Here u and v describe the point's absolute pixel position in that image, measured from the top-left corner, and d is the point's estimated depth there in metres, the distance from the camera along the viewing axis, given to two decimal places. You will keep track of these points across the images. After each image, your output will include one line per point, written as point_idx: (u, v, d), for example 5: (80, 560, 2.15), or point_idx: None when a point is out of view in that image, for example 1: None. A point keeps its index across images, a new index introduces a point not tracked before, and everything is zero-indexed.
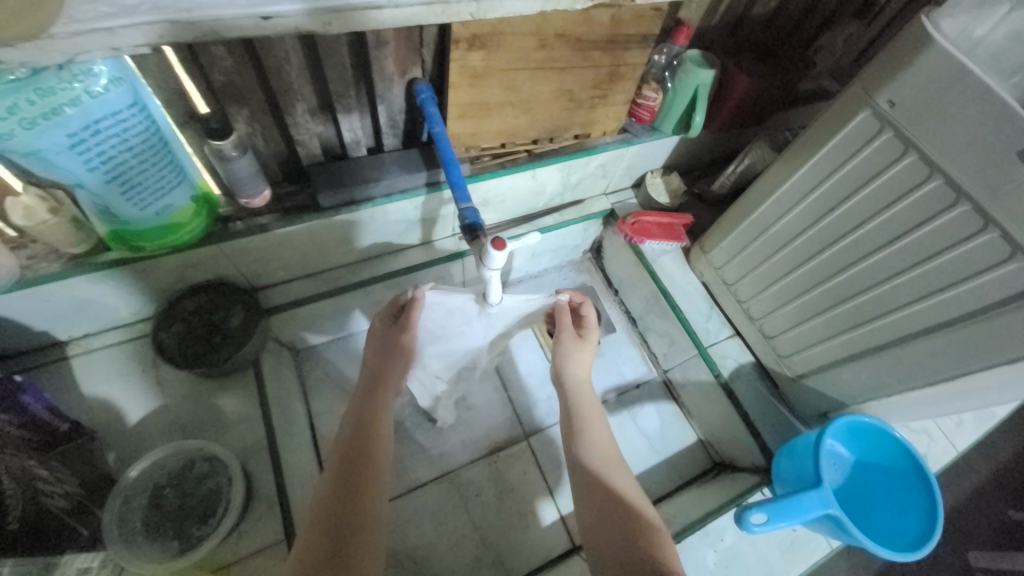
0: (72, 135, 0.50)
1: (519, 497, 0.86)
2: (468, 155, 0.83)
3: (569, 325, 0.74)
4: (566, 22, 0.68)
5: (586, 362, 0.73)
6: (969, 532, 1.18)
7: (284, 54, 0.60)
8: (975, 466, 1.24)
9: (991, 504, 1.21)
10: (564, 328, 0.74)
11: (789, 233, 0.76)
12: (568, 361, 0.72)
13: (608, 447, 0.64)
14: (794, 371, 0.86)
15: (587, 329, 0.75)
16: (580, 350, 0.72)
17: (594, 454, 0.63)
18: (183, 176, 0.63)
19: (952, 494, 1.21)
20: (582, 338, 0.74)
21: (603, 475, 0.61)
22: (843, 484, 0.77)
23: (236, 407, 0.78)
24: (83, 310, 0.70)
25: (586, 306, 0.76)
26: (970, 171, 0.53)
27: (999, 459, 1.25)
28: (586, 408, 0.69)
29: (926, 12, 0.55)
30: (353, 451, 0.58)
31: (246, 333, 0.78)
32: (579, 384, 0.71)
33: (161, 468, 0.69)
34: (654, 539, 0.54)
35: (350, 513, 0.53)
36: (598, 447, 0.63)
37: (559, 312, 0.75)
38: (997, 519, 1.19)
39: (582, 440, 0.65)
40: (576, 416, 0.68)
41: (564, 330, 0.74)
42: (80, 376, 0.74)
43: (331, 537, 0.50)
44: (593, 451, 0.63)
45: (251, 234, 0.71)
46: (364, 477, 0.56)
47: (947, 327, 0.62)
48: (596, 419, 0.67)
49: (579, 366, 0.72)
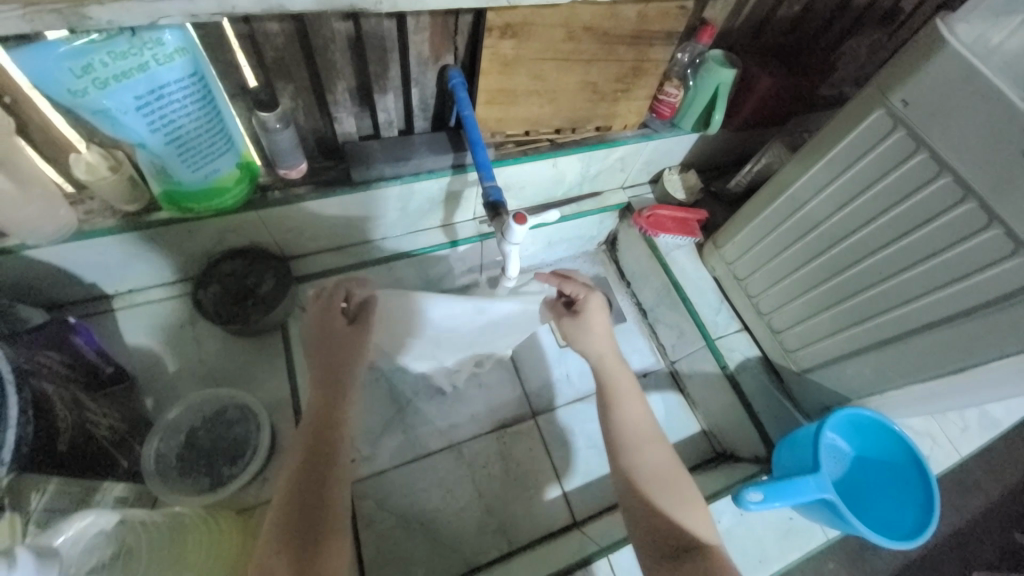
0: (139, 98, 0.56)
1: (525, 472, 0.90)
2: (494, 141, 0.87)
3: (562, 309, 0.76)
4: (594, 16, 0.72)
5: (595, 330, 0.72)
6: (975, 553, 1.18)
7: (329, 34, 0.65)
8: (984, 487, 1.24)
9: (998, 526, 1.21)
10: (559, 314, 0.77)
11: (803, 227, 0.78)
12: (585, 334, 0.72)
13: (640, 421, 0.65)
14: (800, 366, 0.88)
15: (585, 297, 0.74)
16: (589, 318, 0.73)
17: (625, 429, 0.64)
18: (232, 145, 0.67)
19: (958, 513, 1.20)
20: (579, 313, 0.74)
21: (630, 452, 0.62)
22: (842, 476, 0.79)
23: (264, 367, 0.83)
24: (130, 265, 0.76)
25: (567, 285, 0.75)
26: (978, 169, 0.55)
27: (1009, 482, 1.25)
28: (610, 375, 0.69)
29: (943, 16, 0.58)
30: (334, 413, 0.61)
31: (277, 297, 0.82)
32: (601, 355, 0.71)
33: (197, 412, 0.74)
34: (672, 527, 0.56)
35: (325, 468, 0.55)
36: (630, 420, 0.65)
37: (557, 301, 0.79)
38: (1004, 542, 1.20)
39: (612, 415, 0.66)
40: (603, 390, 0.68)
41: (560, 314, 0.77)
42: (124, 327, 0.80)
43: (305, 496, 0.52)
44: (621, 424, 0.65)
45: (288, 203, 0.76)
46: (341, 437, 0.59)
47: (948, 322, 0.64)
48: (624, 392, 0.67)
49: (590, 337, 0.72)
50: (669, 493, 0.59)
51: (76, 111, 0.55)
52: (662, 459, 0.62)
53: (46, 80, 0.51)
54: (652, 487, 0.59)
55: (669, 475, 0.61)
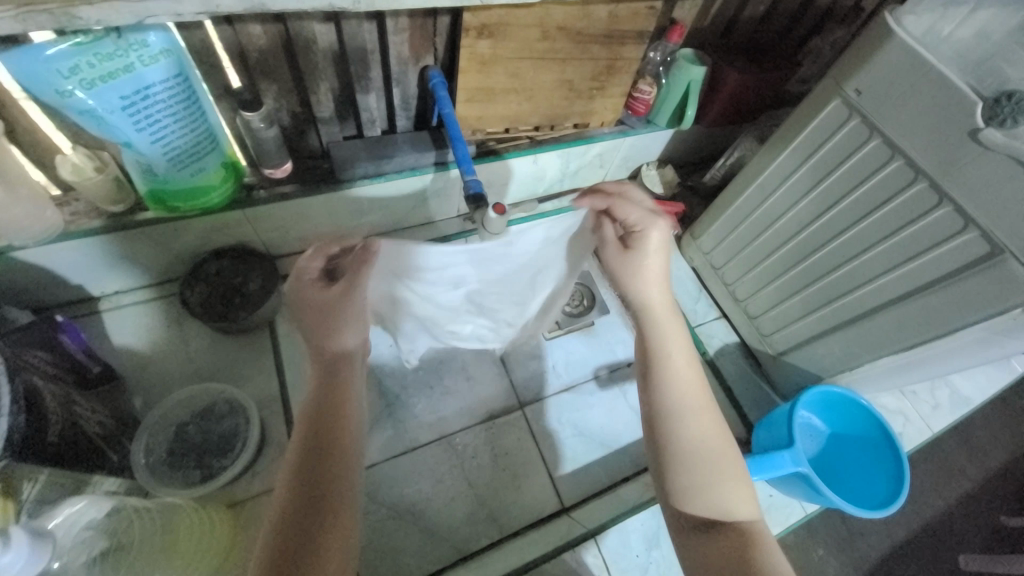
0: (125, 98, 0.57)
1: (513, 461, 0.91)
2: (475, 139, 0.89)
3: (612, 239, 0.67)
4: (567, 16, 0.75)
5: (643, 274, 0.64)
6: (961, 537, 1.20)
7: (312, 35, 0.67)
8: (966, 470, 1.28)
9: (982, 509, 1.24)
10: (608, 240, 0.67)
11: (772, 214, 0.81)
12: (638, 279, 0.64)
13: (689, 385, 0.60)
14: (776, 349, 0.91)
15: (641, 233, 0.64)
16: (645, 262, 0.64)
17: (675, 391, 0.59)
18: (216, 144, 0.69)
19: (942, 499, 1.23)
20: (630, 247, 0.64)
21: (681, 419, 0.58)
22: (818, 454, 0.83)
23: (252, 364, 0.83)
24: (116, 265, 0.77)
25: (617, 206, 0.64)
26: (925, 151, 0.59)
27: (989, 464, 1.29)
28: (663, 333, 0.63)
29: (890, 12, 0.62)
30: (335, 399, 0.60)
31: (265, 295, 0.83)
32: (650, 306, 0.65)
33: (186, 407, 0.74)
34: (720, 496, 0.55)
35: (327, 449, 0.55)
36: (683, 382, 0.60)
37: (599, 219, 0.68)
38: (988, 524, 1.23)
39: (659, 374, 0.61)
40: (653, 349, 0.63)
41: (606, 244, 0.67)
42: (110, 327, 0.80)
43: (303, 485, 0.52)
44: (671, 384, 0.60)
45: (274, 202, 0.78)
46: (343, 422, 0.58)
47: (910, 297, 0.67)
48: (675, 353, 0.62)
49: (636, 281, 0.64)
50: (715, 467, 0.56)
51: (62, 111, 0.56)
52: (710, 430, 0.58)
53: (35, 81, 0.53)
54: (701, 457, 0.56)
55: (720, 449, 0.57)
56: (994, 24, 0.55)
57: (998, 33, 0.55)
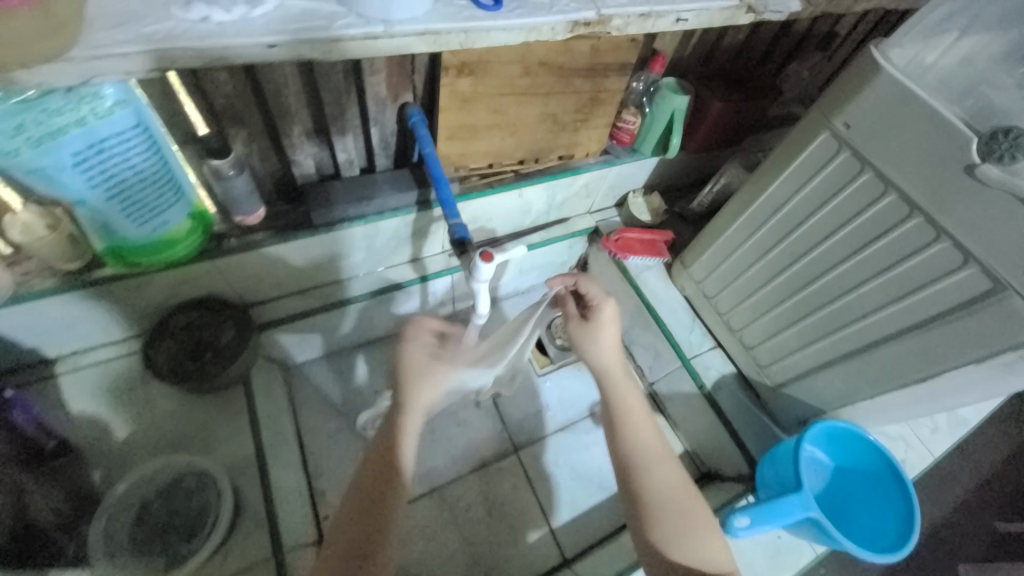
0: (77, 154, 0.53)
1: (509, 512, 0.87)
2: (458, 175, 0.86)
3: (574, 312, 0.73)
4: (549, 51, 0.73)
5: (603, 345, 0.69)
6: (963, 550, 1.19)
7: (283, 79, 0.63)
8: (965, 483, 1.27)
9: (981, 520, 1.23)
10: (570, 316, 0.73)
11: (764, 245, 0.80)
12: (596, 348, 0.69)
13: (651, 443, 0.63)
14: (774, 381, 0.88)
15: (599, 307, 0.71)
16: (603, 332, 0.69)
17: (637, 450, 0.62)
18: (181, 195, 0.65)
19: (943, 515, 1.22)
20: (589, 320, 0.71)
21: (647, 473, 0.60)
22: (824, 491, 0.80)
23: (226, 424, 0.78)
24: (74, 327, 0.71)
25: (582, 284, 0.73)
26: (920, 185, 0.58)
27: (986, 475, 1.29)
28: (623, 393, 0.67)
29: (876, 44, 0.61)
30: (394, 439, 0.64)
31: (237, 349, 0.79)
32: (607, 369, 0.68)
33: (149, 483, 0.70)
34: (692, 546, 0.57)
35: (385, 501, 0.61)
36: (648, 442, 0.62)
37: (564, 298, 0.75)
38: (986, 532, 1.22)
39: (624, 434, 0.63)
40: (614, 407, 0.66)
41: (569, 316, 0.73)
42: (66, 393, 0.74)
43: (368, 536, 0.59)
44: (635, 445, 0.62)
45: (245, 251, 0.73)
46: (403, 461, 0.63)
47: (912, 331, 0.65)
48: (636, 410, 0.65)
49: (599, 349, 0.69)
50: (685, 521, 0.58)
51: (6, 170, 0.52)
52: (674, 485, 0.60)
53: None
54: (669, 509, 0.58)
55: (686, 499, 0.59)
56: (977, 51, 0.55)
57: (981, 60, 0.55)
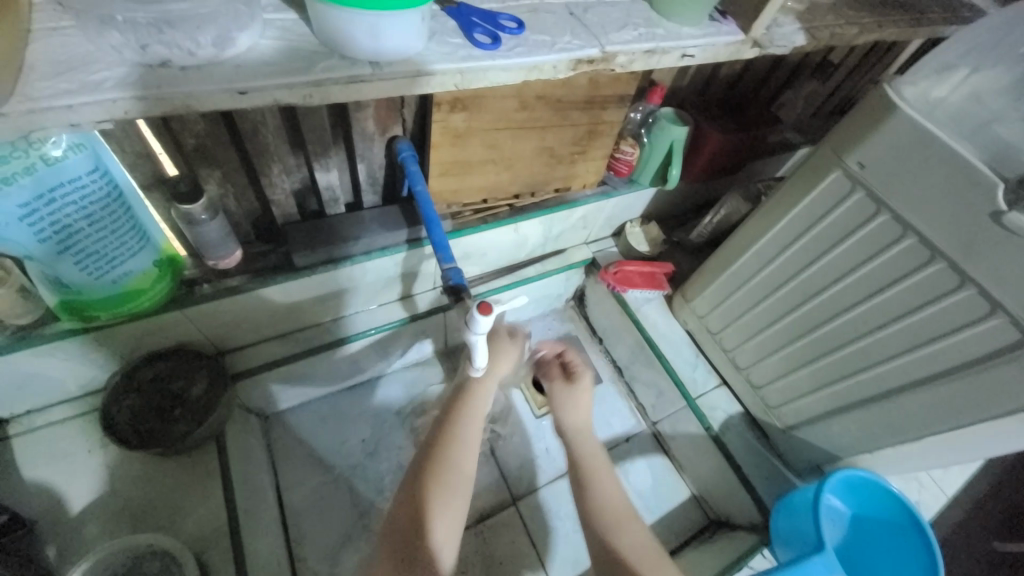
0: (24, 205, 0.47)
1: (508, 571, 0.81)
2: (450, 211, 0.82)
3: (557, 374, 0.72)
4: (546, 85, 0.69)
5: (582, 405, 0.68)
6: None
7: (260, 116, 0.59)
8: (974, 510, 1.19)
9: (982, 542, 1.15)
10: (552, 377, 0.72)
11: (771, 283, 0.76)
12: (569, 408, 0.67)
13: (618, 505, 0.59)
14: (784, 423, 0.85)
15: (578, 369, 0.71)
16: (578, 391, 0.68)
17: (607, 515, 0.58)
18: (146, 241, 0.59)
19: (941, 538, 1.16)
20: (570, 382, 0.70)
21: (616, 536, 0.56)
22: (843, 543, 0.77)
23: (196, 492, 0.72)
24: (27, 386, 0.65)
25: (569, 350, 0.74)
26: (943, 231, 0.55)
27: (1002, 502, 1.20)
28: (592, 452, 0.64)
29: (888, 80, 0.59)
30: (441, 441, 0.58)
31: (210, 402, 0.72)
32: (577, 431, 0.66)
33: (106, 567, 0.63)
34: None
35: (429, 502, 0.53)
36: (611, 506, 0.59)
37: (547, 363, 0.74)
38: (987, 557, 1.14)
39: (589, 495, 0.61)
40: (584, 467, 0.63)
41: (551, 377, 0.72)
42: (18, 458, 0.67)
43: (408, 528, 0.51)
44: (599, 510, 0.59)
45: (220, 298, 0.67)
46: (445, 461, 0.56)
47: (936, 380, 0.62)
48: (603, 471, 0.62)
49: (574, 411, 0.67)
50: None
51: None
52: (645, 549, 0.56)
53: None
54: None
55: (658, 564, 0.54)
56: (986, 87, 0.54)
57: (990, 95, 0.53)
